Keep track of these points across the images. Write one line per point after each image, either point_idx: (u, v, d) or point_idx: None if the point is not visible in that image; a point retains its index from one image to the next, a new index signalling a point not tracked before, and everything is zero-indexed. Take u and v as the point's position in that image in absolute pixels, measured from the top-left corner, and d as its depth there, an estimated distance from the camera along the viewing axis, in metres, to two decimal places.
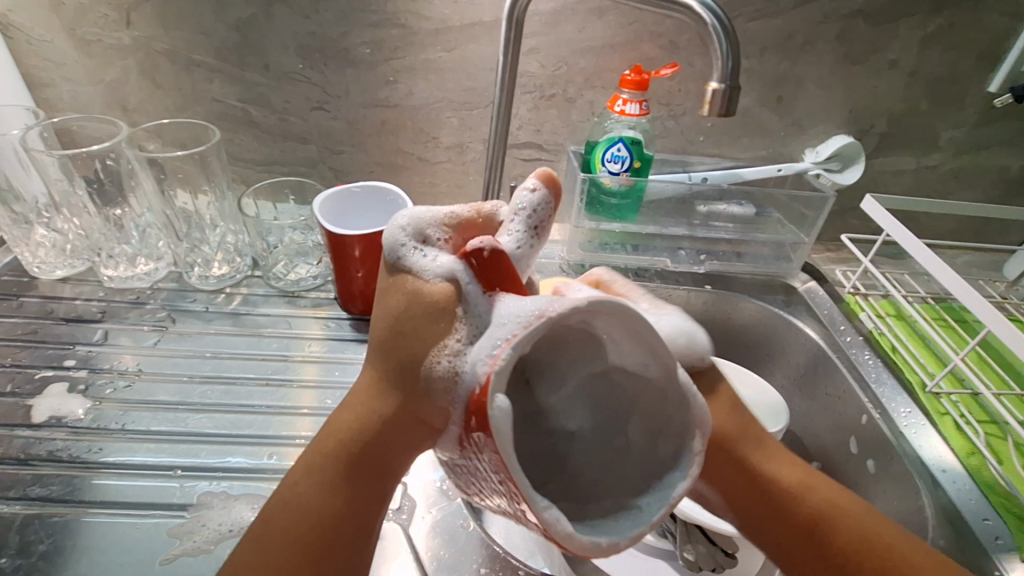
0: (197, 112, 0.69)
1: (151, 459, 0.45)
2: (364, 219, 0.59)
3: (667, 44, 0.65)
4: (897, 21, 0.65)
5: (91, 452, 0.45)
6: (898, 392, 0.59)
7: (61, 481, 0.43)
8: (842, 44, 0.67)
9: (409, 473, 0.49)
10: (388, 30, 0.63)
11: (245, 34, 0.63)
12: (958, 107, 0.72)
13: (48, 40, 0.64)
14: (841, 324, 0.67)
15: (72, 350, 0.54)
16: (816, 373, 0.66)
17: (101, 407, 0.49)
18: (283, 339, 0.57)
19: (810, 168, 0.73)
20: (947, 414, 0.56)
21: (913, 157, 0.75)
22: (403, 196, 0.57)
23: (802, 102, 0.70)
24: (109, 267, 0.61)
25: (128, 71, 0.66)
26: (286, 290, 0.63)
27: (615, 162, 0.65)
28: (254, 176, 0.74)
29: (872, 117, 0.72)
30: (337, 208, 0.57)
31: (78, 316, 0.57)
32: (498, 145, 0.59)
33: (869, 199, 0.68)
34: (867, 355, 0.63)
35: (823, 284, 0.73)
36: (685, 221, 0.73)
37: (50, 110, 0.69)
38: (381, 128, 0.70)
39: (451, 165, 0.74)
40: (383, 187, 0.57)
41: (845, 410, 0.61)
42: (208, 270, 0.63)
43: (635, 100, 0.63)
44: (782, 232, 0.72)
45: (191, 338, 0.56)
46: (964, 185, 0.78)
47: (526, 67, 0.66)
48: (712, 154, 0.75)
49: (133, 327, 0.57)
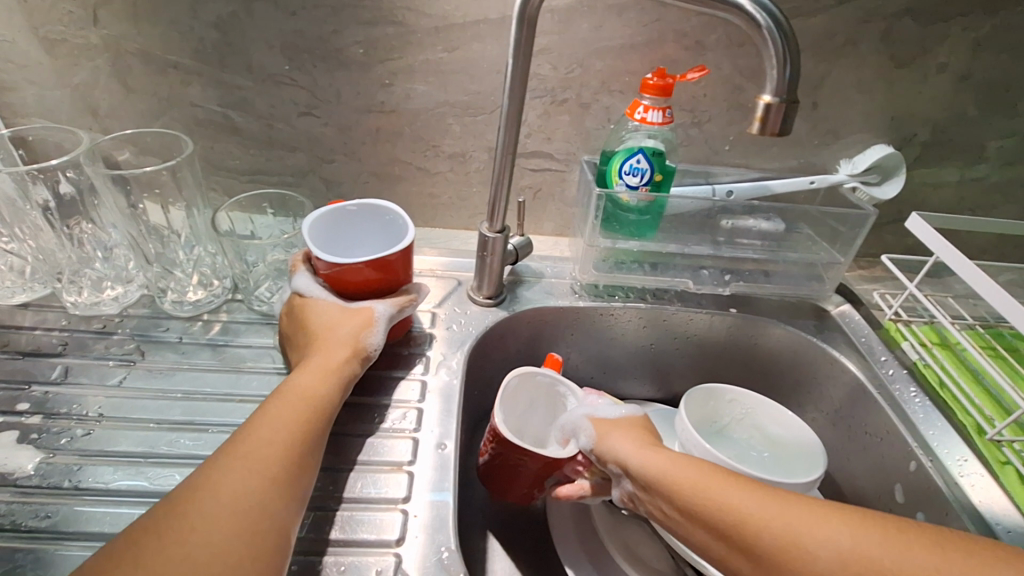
0: (175, 118, 0.62)
1: (107, 526, 0.39)
2: (362, 240, 0.53)
3: (693, 44, 0.59)
4: (948, 20, 0.59)
5: (39, 519, 0.39)
6: (948, 436, 0.53)
7: (1, 557, 0.37)
8: (885, 46, 0.60)
9: (411, 499, 0.43)
10: (383, 28, 0.57)
11: (224, 32, 0.57)
12: (1008, 115, 0.65)
13: (7, 39, 0.57)
14: (882, 354, 0.61)
15: (26, 391, 0.48)
16: (854, 408, 0.60)
17: (54, 461, 0.43)
18: (265, 375, 0.51)
19: (845, 181, 0.67)
20: (1009, 463, 0.49)
21: (957, 168, 0.69)
22: (404, 215, 0.50)
23: (839, 108, 0.64)
24: (71, 293, 0.55)
25: (97, 73, 0.59)
26: (270, 315, 0.57)
27: (633, 175, 0.59)
28: (238, 187, 0.68)
29: (914, 125, 0.66)
30: (330, 231, 0.51)
31: (37, 349, 0.51)
32: (505, 158, 0.52)
33: (916, 217, 0.62)
34: (912, 390, 0.57)
35: (859, 307, 0.67)
36: (710, 239, 0.66)
37: (12, 115, 0.62)
38: (376, 135, 0.64)
39: (453, 175, 0.67)
40: (381, 205, 0.50)
41: (891, 453, 0.55)
42: (182, 296, 0.57)
43: (657, 107, 0.56)
44: (815, 250, 0.66)
45: (162, 374, 0.50)
46: (1010, 198, 0.72)
47: (536, 68, 0.60)
48: (738, 164, 0.68)
49: (98, 362, 0.51)
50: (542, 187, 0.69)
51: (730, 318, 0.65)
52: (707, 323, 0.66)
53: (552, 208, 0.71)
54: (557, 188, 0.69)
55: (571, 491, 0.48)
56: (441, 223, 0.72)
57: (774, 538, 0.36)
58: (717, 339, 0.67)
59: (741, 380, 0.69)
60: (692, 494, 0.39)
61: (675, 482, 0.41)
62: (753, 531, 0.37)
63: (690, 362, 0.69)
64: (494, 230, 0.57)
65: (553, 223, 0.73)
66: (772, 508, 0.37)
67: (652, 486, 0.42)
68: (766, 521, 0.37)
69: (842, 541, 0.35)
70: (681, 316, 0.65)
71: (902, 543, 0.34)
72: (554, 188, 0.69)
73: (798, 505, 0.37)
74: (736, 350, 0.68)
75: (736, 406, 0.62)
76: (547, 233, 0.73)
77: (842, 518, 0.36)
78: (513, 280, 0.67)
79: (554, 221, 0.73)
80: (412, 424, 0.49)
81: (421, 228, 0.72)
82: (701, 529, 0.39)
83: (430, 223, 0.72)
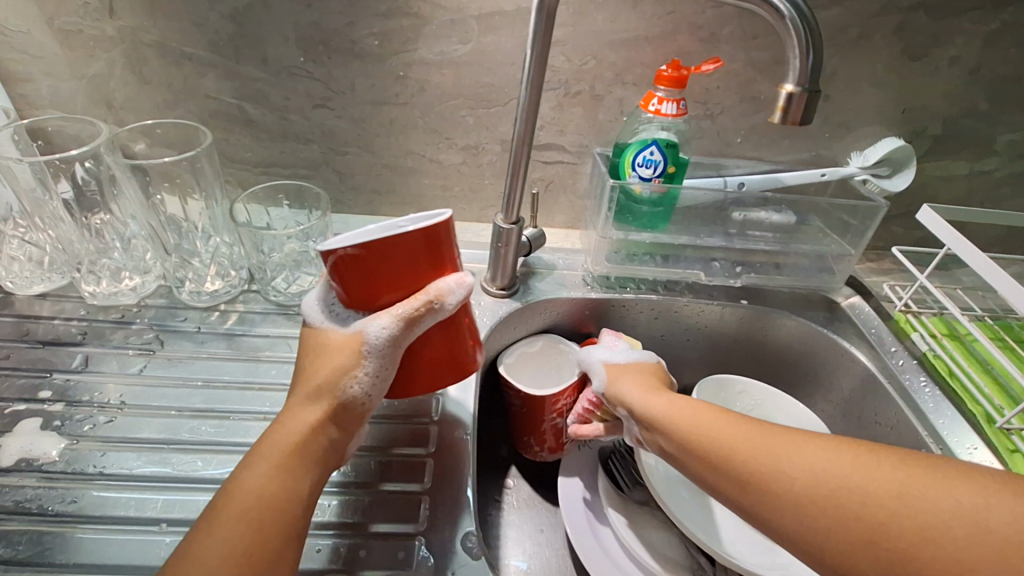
0: (189, 110, 0.62)
1: (134, 510, 0.40)
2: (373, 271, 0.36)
3: (707, 37, 0.59)
4: (961, 13, 0.59)
5: (65, 503, 0.40)
6: (958, 424, 0.54)
7: (29, 539, 0.38)
8: (899, 39, 0.60)
9: (432, 487, 0.45)
10: (398, 20, 0.57)
11: (240, 24, 0.57)
12: (1019, 108, 0.66)
13: (23, 30, 0.57)
14: (891, 345, 0.62)
15: (48, 379, 0.48)
16: (864, 399, 0.60)
17: (78, 447, 0.43)
18: (282, 364, 0.52)
19: (856, 173, 0.67)
20: (1017, 451, 0.50)
21: (966, 162, 0.69)
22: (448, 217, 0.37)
23: (850, 101, 0.64)
24: (90, 283, 0.55)
25: (113, 64, 0.60)
26: (286, 305, 0.58)
27: (646, 166, 0.59)
28: (252, 179, 0.69)
29: (925, 118, 0.66)
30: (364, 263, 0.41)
31: (56, 338, 0.52)
32: (521, 149, 0.52)
33: (926, 209, 0.62)
34: (922, 380, 0.58)
35: (869, 299, 0.67)
36: (721, 231, 0.67)
37: (27, 107, 0.62)
38: (389, 127, 0.64)
39: (465, 168, 0.68)
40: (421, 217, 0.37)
41: (900, 442, 0.56)
42: (200, 286, 0.57)
43: (671, 98, 0.56)
44: (826, 242, 0.66)
45: (181, 363, 0.51)
46: (1019, 191, 0.72)
47: (550, 61, 0.60)
48: (750, 157, 0.69)
49: (117, 350, 0.51)
50: (554, 179, 0.69)
51: (741, 310, 0.66)
52: (718, 314, 0.66)
53: (564, 201, 0.72)
54: (569, 180, 0.69)
55: (588, 430, 0.51)
56: (453, 215, 0.72)
57: (750, 464, 0.36)
58: (728, 330, 0.68)
59: (750, 371, 0.69)
60: (687, 429, 0.40)
61: (671, 419, 0.41)
62: (733, 457, 0.37)
63: (701, 353, 0.70)
64: (509, 221, 0.57)
65: (565, 215, 0.73)
66: (752, 437, 0.37)
67: (654, 424, 0.42)
68: (744, 449, 0.37)
69: (816, 466, 0.34)
70: (692, 307, 0.66)
71: (884, 476, 0.33)
72: (566, 180, 0.69)
73: (777, 436, 0.37)
74: (746, 341, 0.68)
75: (746, 396, 0.62)
76: (558, 225, 0.74)
77: (826, 450, 0.35)
78: (525, 272, 0.67)
79: (565, 214, 0.73)
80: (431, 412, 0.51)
81: None
82: (695, 460, 0.39)
83: None
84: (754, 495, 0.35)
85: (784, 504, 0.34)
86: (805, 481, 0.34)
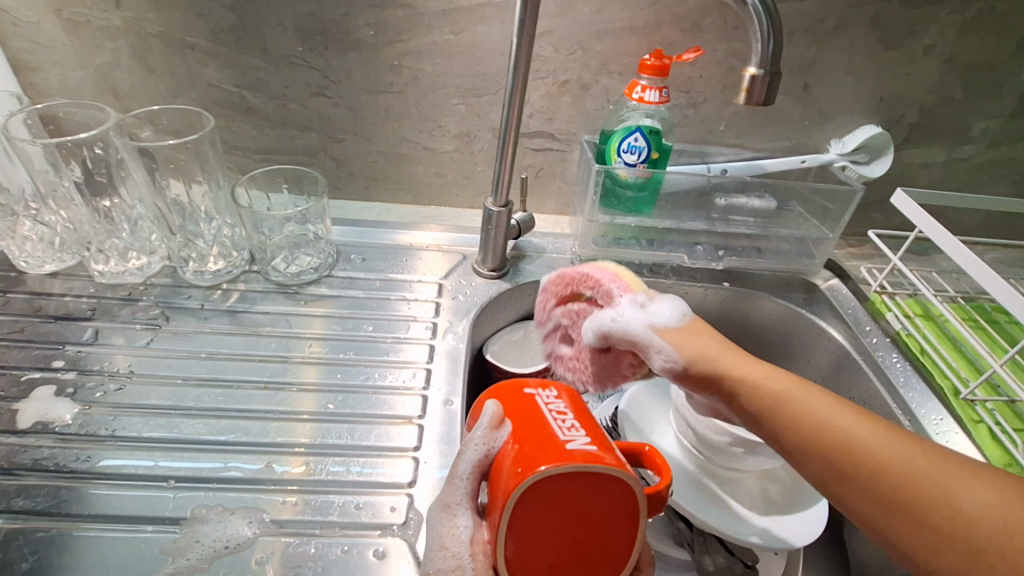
0: (192, 98, 0.65)
1: (143, 468, 0.43)
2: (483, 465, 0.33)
3: (689, 27, 0.61)
4: (934, 4, 0.61)
5: (79, 461, 0.43)
6: (927, 398, 0.56)
7: (47, 493, 0.41)
8: (875, 29, 0.63)
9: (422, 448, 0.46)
10: (392, 11, 0.60)
11: (241, 15, 0.60)
12: (993, 97, 0.68)
13: (33, 21, 0.60)
14: (866, 324, 0.64)
15: (60, 350, 0.51)
16: (839, 375, 0.63)
17: (90, 412, 0.46)
18: (282, 339, 0.55)
19: (834, 160, 0.70)
20: (981, 421, 0.53)
21: (943, 149, 0.72)
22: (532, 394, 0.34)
23: (829, 90, 0.67)
24: (99, 262, 0.58)
25: (119, 54, 0.62)
26: (284, 284, 0.61)
27: (631, 153, 0.62)
28: (252, 165, 0.71)
29: (902, 106, 0.68)
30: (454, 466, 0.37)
31: (67, 314, 0.55)
32: (510, 134, 0.55)
33: (899, 193, 0.65)
34: (894, 357, 0.60)
35: (847, 281, 0.70)
36: (703, 216, 0.70)
37: (37, 95, 0.65)
38: (385, 115, 0.67)
39: (458, 155, 0.70)
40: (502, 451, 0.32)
41: (871, 416, 0.58)
42: (203, 266, 0.60)
43: (654, 86, 0.59)
44: (805, 227, 0.69)
45: (186, 337, 0.54)
46: (995, 178, 0.74)
47: (538, 50, 0.63)
48: (733, 144, 0.71)
49: (125, 325, 0.54)
50: (544, 166, 0.72)
51: (723, 291, 0.68)
52: (701, 296, 0.69)
53: (554, 187, 0.74)
54: (559, 167, 0.72)
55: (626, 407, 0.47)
56: (446, 201, 0.75)
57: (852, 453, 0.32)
58: (711, 311, 0.70)
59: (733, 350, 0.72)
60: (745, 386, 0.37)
61: (732, 374, 0.38)
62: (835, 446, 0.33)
63: None
64: (498, 204, 0.60)
65: (554, 202, 0.76)
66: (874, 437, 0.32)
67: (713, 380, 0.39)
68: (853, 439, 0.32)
69: (916, 471, 0.30)
70: (677, 289, 0.68)
71: (943, 482, 0.29)
72: (556, 167, 0.72)
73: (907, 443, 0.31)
74: (728, 322, 0.71)
75: None
76: (548, 211, 0.76)
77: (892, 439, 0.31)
78: (516, 255, 0.70)
79: (555, 200, 0.75)
80: (420, 381, 0.52)
81: (427, 206, 0.75)
82: (749, 416, 0.37)
83: (436, 201, 0.75)
84: (799, 456, 0.34)
85: (825, 474, 0.33)
86: (925, 495, 0.29)
